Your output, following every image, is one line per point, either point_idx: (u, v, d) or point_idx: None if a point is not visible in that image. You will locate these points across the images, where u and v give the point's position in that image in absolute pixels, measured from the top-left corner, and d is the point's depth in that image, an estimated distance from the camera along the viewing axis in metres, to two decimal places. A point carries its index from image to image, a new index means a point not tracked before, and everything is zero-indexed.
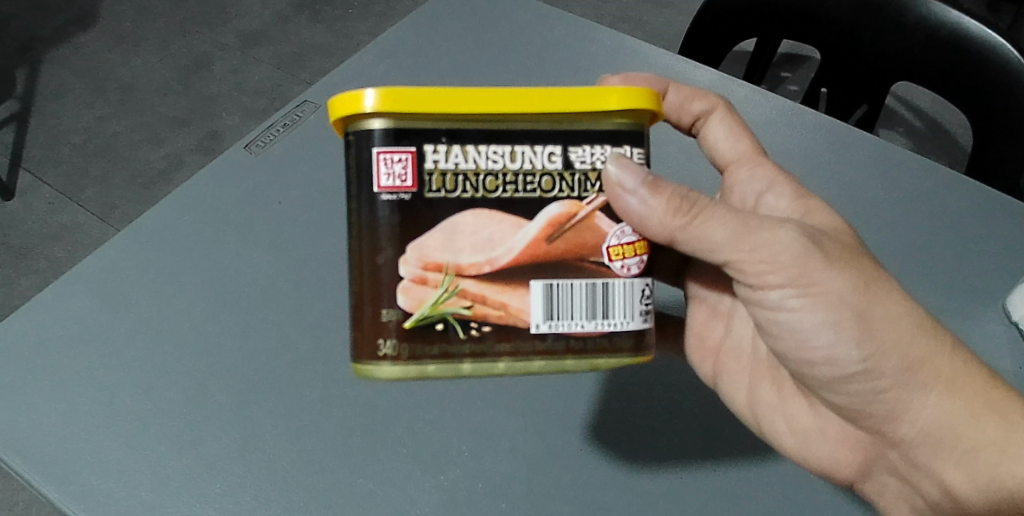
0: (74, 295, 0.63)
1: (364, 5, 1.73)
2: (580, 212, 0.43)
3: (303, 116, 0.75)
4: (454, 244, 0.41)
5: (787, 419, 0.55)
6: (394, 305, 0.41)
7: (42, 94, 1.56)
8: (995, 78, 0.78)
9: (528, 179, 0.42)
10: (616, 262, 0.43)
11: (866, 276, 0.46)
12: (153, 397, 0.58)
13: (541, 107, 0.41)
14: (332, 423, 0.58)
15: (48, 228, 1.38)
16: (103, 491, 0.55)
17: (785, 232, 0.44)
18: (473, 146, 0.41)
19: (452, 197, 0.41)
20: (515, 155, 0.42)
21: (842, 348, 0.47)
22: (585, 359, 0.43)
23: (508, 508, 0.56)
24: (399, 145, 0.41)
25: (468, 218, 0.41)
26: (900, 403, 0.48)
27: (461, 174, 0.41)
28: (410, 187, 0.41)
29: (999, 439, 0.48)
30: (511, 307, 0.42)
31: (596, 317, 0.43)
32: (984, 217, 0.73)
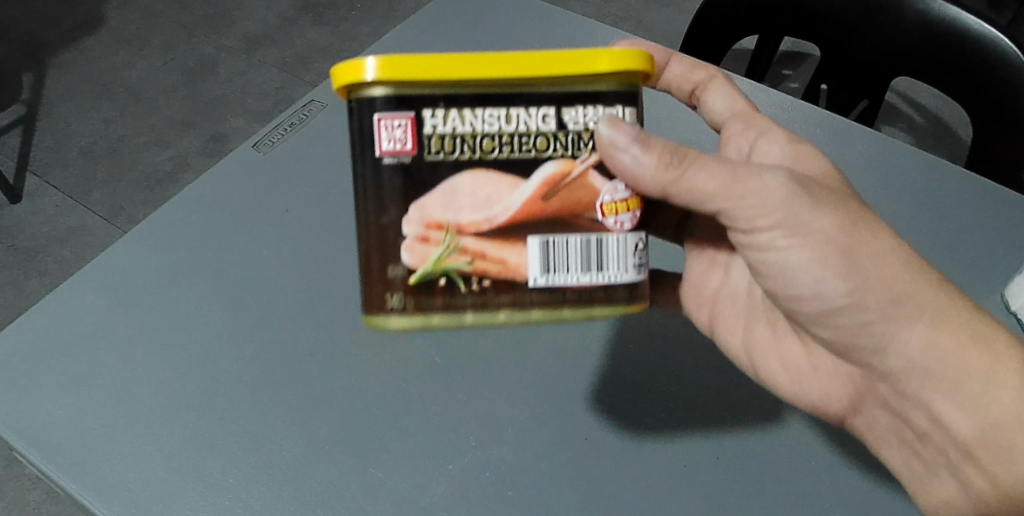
0: (86, 291, 0.64)
1: (367, 8, 1.75)
2: (574, 171, 0.44)
3: (310, 115, 0.77)
4: (453, 204, 0.43)
5: (781, 359, 0.57)
6: (400, 262, 0.44)
7: (48, 98, 1.57)
8: (994, 72, 0.79)
9: (523, 140, 0.43)
10: (610, 218, 0.45)
11: (852, 215, 0.47)
12: (167, 389, 0.59)
13: (534, 71, 0.42)
14: (342, 413, 0.58)
15: (54, 231, 1.38)
16: (121, 483, 0.55)
17: (774, 176, 0.46)
18: (470, 109, 0.43)
19: (451, 158, 0.43)
20: (510, 117, 0.43)
21: (826, 281, 0.48)
22: (582, 309, 0.45)
23: (514, 496, 0.55)
24: (400, 111, 0.42)
25: (466, 179, 0.43)
26: (885, 336, 0.49)
27: (458, 136, 0.43)
28: (410, 151, 0.43)
29: (988, 367, 0.48)
30: (510, 262, 0.44)
31: (592, 271, 0.45)
32: (984, 209, 0.74)
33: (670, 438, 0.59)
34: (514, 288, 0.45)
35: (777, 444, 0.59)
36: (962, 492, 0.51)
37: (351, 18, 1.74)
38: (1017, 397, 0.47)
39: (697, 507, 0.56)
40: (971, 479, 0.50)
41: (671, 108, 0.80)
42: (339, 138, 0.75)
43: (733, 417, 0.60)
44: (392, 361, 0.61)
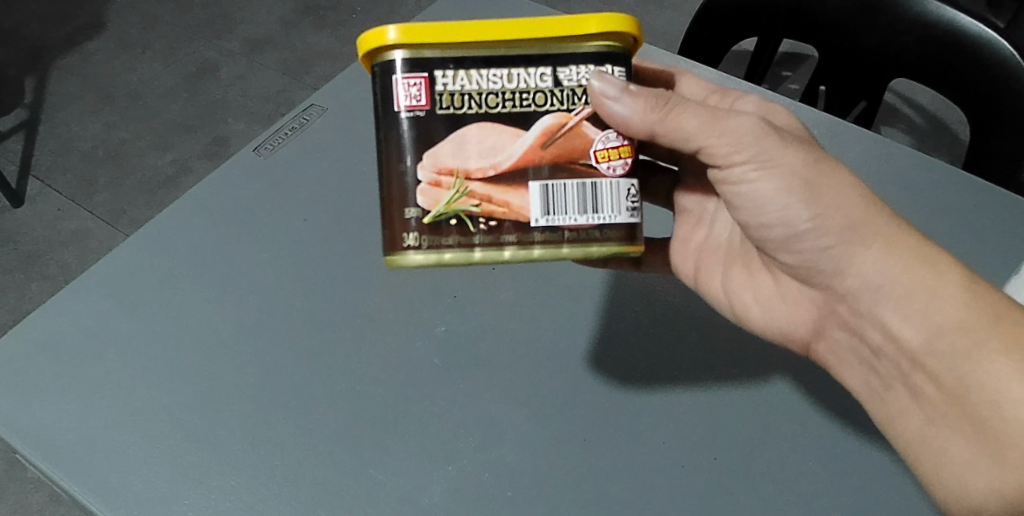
0: (91, 294, 0.65)
1: (368, 12, 1.77)
2: (568, 123, 0.47)
3: (310, 120, 0.78)
4: (462, 152, 0.46)
5: (754, 291, 0.60)
6: (414, 204, 0.46)
7: (51, 102, 1.58)
8: (991, 71, 0.80)
9: (524, 97, 0.46)
10: (603, 164, 0.48)
11: (815, 153, 0.50)
12: (170, 390, 0.59)
13: (536, 32, 0.46)
14: (343, 414, 0.58)
15: (56, 235, 1.38)
16: (122, 485, 0.55)
17: (747, 118, 0.49)
18: (476, 70, 0.46)
19: (461, 113, 0.46)
20: (511, 76, 0.46)
21: (789, 208, 0.50)
22: (580, 249, 0.47)
23: (513, 496, 0.55)
24: (414, 71, 0.46)
25: (473, 131, 0.46)
26: (845, 260, 0.51)
27: (466, 94, 0.46)
28: (424, 106, 0.46)
29: (935, 283, 0.49)
30: (514, 205, 0.47)
31: (587, 213, 0.47)
32: (984, 207, 0.73)
33: (675, 436, 0.58)
34: (518, 229, 0.47)
35: (784, 444, 0.58)
36: (914, 402, 0.51)
37: (351, 22, 1.75)
38: (961, 306, 0.49)
39: (702, 507, 0.55)
40: (922, 389, 0.51)
41: None
42: (339, 142, 0.76)
43: (740, 415, 0.59)
44: (393, 361, 0.61)
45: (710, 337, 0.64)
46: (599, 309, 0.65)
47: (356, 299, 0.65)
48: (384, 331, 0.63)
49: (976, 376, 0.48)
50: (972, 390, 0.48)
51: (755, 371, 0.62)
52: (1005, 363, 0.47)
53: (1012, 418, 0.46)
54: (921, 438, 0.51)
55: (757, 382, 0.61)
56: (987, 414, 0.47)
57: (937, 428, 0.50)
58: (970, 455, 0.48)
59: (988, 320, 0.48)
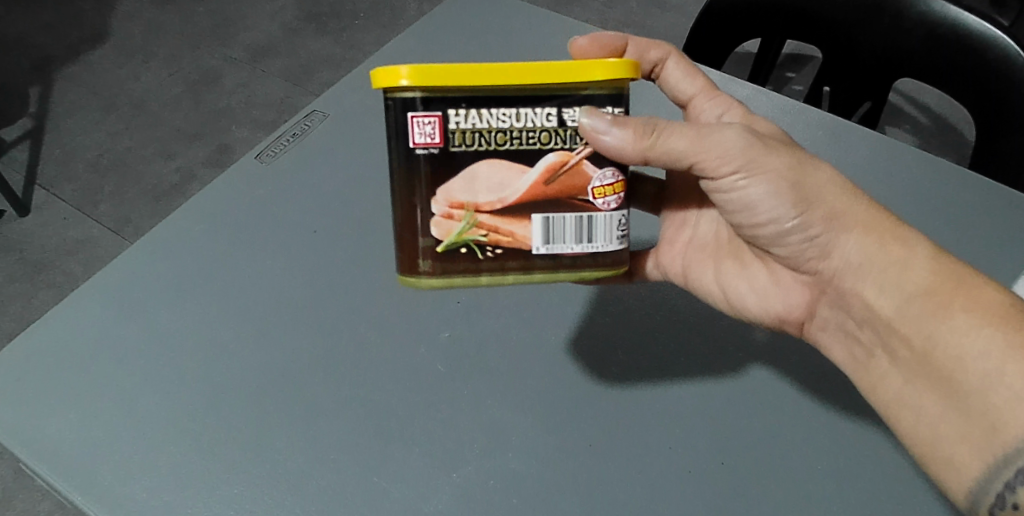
0: (95, 303, 0.65)
1: (370, 18, 1.77)
2: (570, 161, 0.47)
3: (313, 125, 0.78)
4: (473, 187, 0.46)
5: (749, 282, 0.59)
6: (428, 235, 0.47)
7: (56, 111, 1.58)
8: (995, 70, 0.79)
9: (530, 135, 0.46)
10: (599, 200, 0.48)
11: (794, 154, 0.51)
12: (176, 399, 0.59)
13: (544, 78, 0.44)
14: (348, 423, 0.58)
15: (61, 243, 1.38)
16: (126, 493, 0.54)
17: (732, 131, 0.50)
18: (487, 108, 0.45)
19: (471, 151, 0.46)
20: (519, 115, 0.45)
21: (777, 209, 0.51)
22: (575, 274, 0.49)
23: (519, 504, 0.54)
24: (429, 109, 0.44)
25: (483, 167, 0.46)
26: (826, 246, 0.52)
27: (477, 131, 0.45)
28: (438, 143, 0.45)
29: (906, 256, 0.50)
30: (517, 235, 0.47)
31: (582, 241, 0.48)
32: (992, 207, 0.73)
33: (683, 441, 0.57)
34: (522, 257, 0.48)
35: (792, 449, 0.57)
36: (892, 367, 0.51)
37: (353, 28, 1.76)
38: (928, 274, 0.49)
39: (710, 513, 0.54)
40: (897, 352, 0.50)
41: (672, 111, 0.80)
42: (341, 148, 0.76)
43: (748, 420, 0.59)
44: (398, 368, 0.61)
45: (717, 342, 0.63)
46: (606, 316, 0.65)
47: (359, 306, 0.64)
48: (388, 339, 0.62)
49: (941, 333, 0.47)
50: (938, 347, 0.47)
51: (763, 376, 0.61)
52: (965, 319, 0.47)
53: (974, 370, 0.46)
54: (899, 399, 0.50)
55: (762, 389, 0.60)
56: (952, 369, 0.47)
57: (913, 387, 0.49)
58: (939, 411, 0.48)
59: (952, 283, 0.48)
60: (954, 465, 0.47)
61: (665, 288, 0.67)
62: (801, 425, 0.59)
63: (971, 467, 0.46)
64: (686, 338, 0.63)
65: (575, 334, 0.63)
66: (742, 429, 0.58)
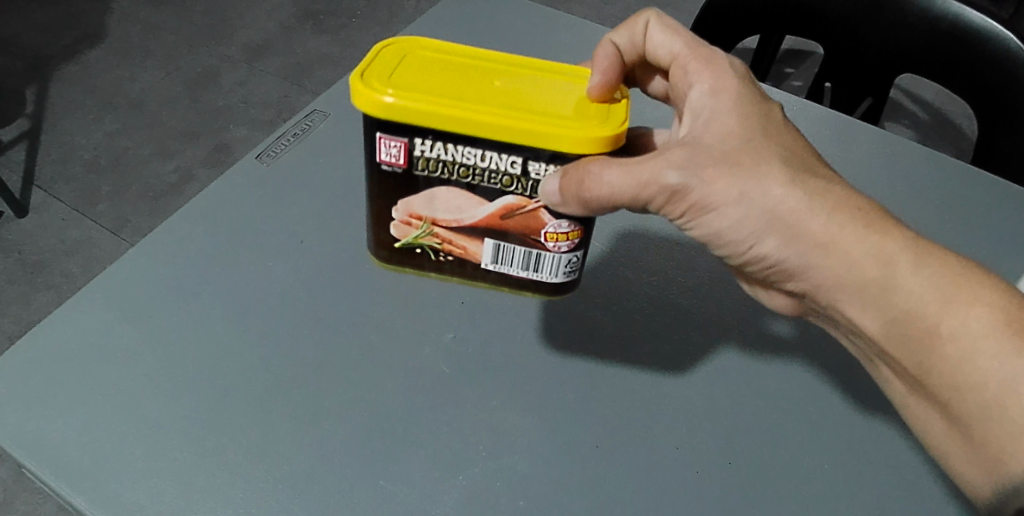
0: (94, 306, 0.64)
1: (368, 13, 1.81)
2: (529, 206, 0.54)
3: (313, 125, 0.78)
4: (432, 206, 0.55)
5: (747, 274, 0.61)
6: (390, 232, 0.58)
7: (53, 111, 1.58)
8: (997, 65, 0.79)
9: (492, 175, 0.52)
10: (550, 243, 0.56)
11: (745, 182, 0.50)
12: (177, 404, 0.58)
13: (509, 136, 0.50)
14: (351, 426, 0.57)
15: (60, 245, 1.37)
16: (128, 499, 0.54)
17: (673, 169, 0.51)
18: (452, 144, 0.51)
19: (434, 177, 0.53)
20: (484, 157, 0.51)
21: (736, 241, 0.52)
22: (516, 289, 0.61)
23: (525, 505, 0.54)
24: (397, 136, 0.51)
25: (444, 192, 0.54)
26: (795, 272, 0.52)
27: (440, 161, 0.52)
28: (401, 164, 0.53)
29: (883, 278, 0.48)
30: (469, 249, 0.58)
31: (527, 269, 0.58)
32: (993, 204, 0.73)
33: (688, 442, 0.57)
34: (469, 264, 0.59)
35: (794, 450, 0.58)
36: (897, 377, 0.52)
37: (351, 27, 1.77)
38: (913, 297, 0.48)
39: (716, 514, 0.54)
40: (897, 368, 0.51)
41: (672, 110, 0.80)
42: (341, 150, 0.76)
43: (750, 421, 0.59)
44: (401, 371, 0.60)
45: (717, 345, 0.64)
46: (610, 317, 0.64)
47: (362, 307, 0.64)
48: (391, 341, 0.62)
49: (931, 361, 0.48)
50: (931, 373, 0.48)
51: (765, 378, 0.62)
52: (954, 348, 0.46)
53: (971, 400, 0.46)
54: (909, 406, 0.53)
55: (761, 391, 0.61)
56: (949, 396, 0.47)
57: (918, 402, 0.51)
58: (946, 428, 0.50)
59: (937, 306, 0.47)
60: (967, 479, 0.49)
61: (667, 292, 0.67)
62: (803, 428, 0.59)
63: (981, 486, 0.48)
64: (687, 339, 0.63)
65: (579, 335, 0.63)
66: (745, 431, 0.58)
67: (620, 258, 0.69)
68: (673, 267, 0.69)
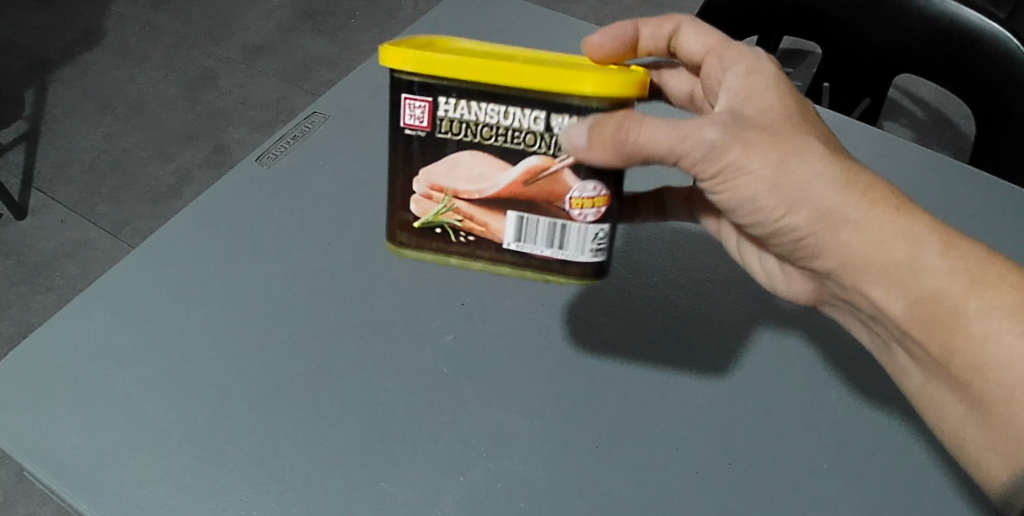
0: (95, 309, 0.64)
1: (366, 14, 1.80)
2: (552, 167, 0.49)
3: (313, 127, 0.78)
4: (453, 174, 0.50)
5: (766, 258, 0.63)
6: (408, 211, 0.53)
7: (51, 113, 1.58)
8: (995, 67, 0.80)
9: (516, 135, 0.49)
10: (575, 210, 0.50)
11: (781, 150, 0.50)
12: (177, 406, 0.58)
13: (539, 84, 0.46)
14: (352, 427, 0.57)
15: (59, 247, 1.37)
16: (129, 502, 0.54)
17: (712, 132, 0.49)
18: (476, 101, 0.48)
19: (457, 139, 0.49)
20: (508, 113, 0.48)
21: (763, 210, 0.51)
22: (544, 275, 0.53)
23: (526, 507, 0.54)
24: (419, 94, 0.48)
25: (465, 156, 0.50)
26: (819, 246, 0.51)
27: (464, 123, 0.49)
28: (424, 127, 0.49)
29: (912, 256, 0.49)
30: (491, 226, 0.52)
31: (553, 246, 0.52)
32: (991, 204, 0.73)
33: (688, 441, 0.58)
34: (493, 247, 0.53)
35: (794, 449, 0.58)
36: (914, 363, 0.53)
37: (350, 28, 1.77)
38: (941, 277, 0.48)
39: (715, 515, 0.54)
40: (916, 352, 0.51)
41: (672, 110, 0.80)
42: (342, 151, 0.76)
43: (751, 420, 0.59)
44: (402, 372, 0.60)
45: (718, 343, 0.63)
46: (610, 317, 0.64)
47: (362, 309, 0.64)
48: (391, 342, 0.62)
49: (957, 343, 0.48)
50: (955, 355, 0.48)
51: (767, 376, 0.62)
52: (981, 326, 0.47)
53: (994, 381, 0.46)
54: (925, 393, 0.53)
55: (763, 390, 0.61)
56: (972, 378, 0.47)
57: (936, 387, 0.51)
58: (964, 414, 0.50)
59: (967, 286, 0.48)
60: (983, 466, 0.50)
61: (667, 291, 0.67)
62: (804, 425, 0.59)
63: (1000, 473, 0.49)
64: (687, 338, 0.63)
65: (580, 336, 0.63)
66: (745, 431, 0.58)
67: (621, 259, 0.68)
68: (674, 268, 0.69)
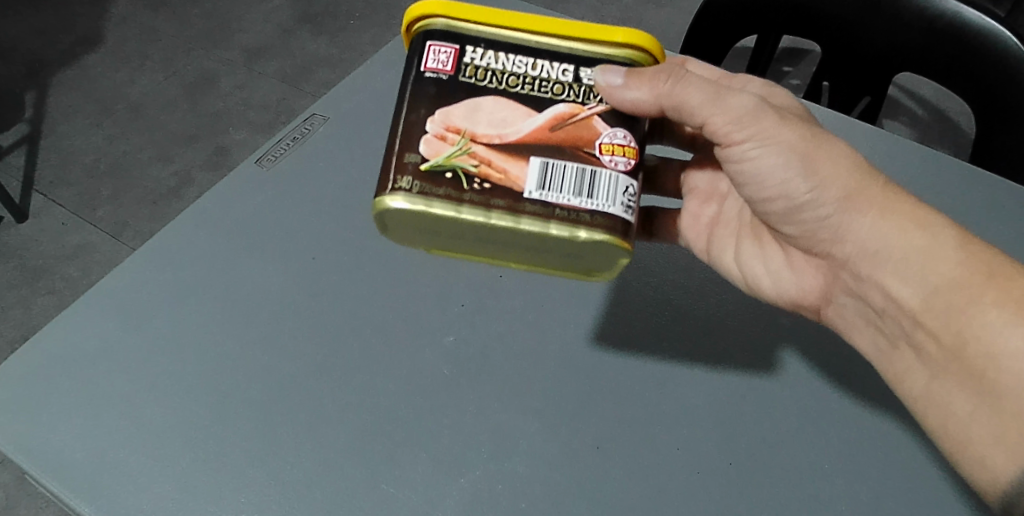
0: (96, 312, 0.64)
1: (365, 15, 1.80)
2: (581, 114, 0.50)
3: (312, 129, 0.78)
4: (473, 117, 0.50)
5: (765, 263, 0.63)
6: (417, 152, 0.49)
7: (52, 117, 1.58)
8: (997, 65, 0.80)
9: (543, 84, 0.50)
10: (605, 156, 0.49)
11: (812, 128, 0.54)
12: (179, 408, 0.58)
13: (569, 32, 0.51)
14: (353, 428, 0.58)
15: (60, 249, 1.37)
16: (132, 504, 0.54)
17: (748, 97, 0.54)
18: (504, 53, 0.51)
19: (481, 85, 0.50)
20: (535, 65, 0.51)
21: (790, 182, 0.54)
22: (568, 229, 0.48)
23: (528, 507, 0.54)
24: (447, 41, 0.51)
25: (488, 101, 0.50)
26: (840, 226, 0.54)
27: (490, 71, 0.51)
28: (448, 71, 0.50)
29: (930, 245, 0.52)
30: (511, 174, 0.49)
31: (581, 196, 0.49)
32: (991, 203, 0.73)
33: (689, 441, 0.58)
34: (510, 196, 0.49)
35: (795, 448, 0.58)
36: (919, 361, 0.54)
37: (349, 29, 1.77)
38: (957, 266, 0.51)
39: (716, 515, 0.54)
40: (923, 346, 0.53)
41: None
42: (341, 151, 0.76)
43: (752, 420, 0.59)
44: (402, 373, 0.60)
45: (719, 342, 0.63)
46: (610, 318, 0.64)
47: (362, 310, 0.64)
48: (391, 344, 0.62)
49: (971, 331, 0.50)
50: (968, 343, 0.51)
51: (768, 375, 0.61)
52: (998, 316, 0.50)
53: (1008, 369, 0.49)
54: (927, 395, 0.54)
55: (763, 389, 0.60)
56: (984, 368, 0.50)
57: (940, 383, 0.53)
58: (970, 408, 0.51)
59: (982, 278, 0.51)
60: (986, 467, 0.50)
61: (668, 289, 0.66)
62: (805, 424, 0.59)
63: (1006, 471, 0.49)
64: (688, 336, 0.63)
65: (579, 336, 0.63)
66: (746, 430, 0.58)
67: None
68: (671, 266, 0.68)
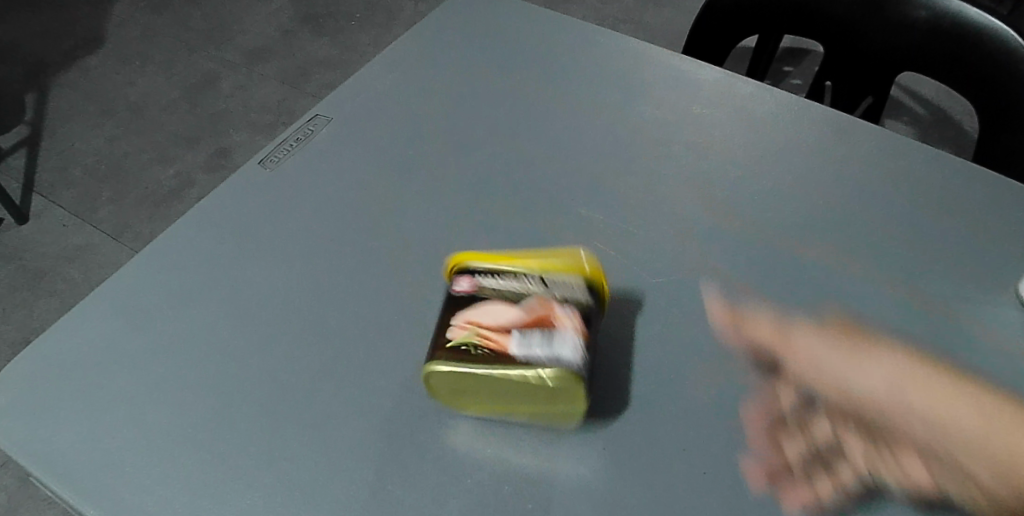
0: (99, 314, 0.64)
1: (366, 16, 1.81)
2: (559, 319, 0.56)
3: (315, 130, 0.78)
4: (485, 316, 0.56)
5: (859, 373, 0.61)
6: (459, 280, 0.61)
7: (52, 118, 1.58)
8: (999, 62, 0.79)
9: (526, 284, 0.59)
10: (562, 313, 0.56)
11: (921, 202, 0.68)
12: (183, 410, 0.58)
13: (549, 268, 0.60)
14: (358, 429, 0.57)
15: (61, 250, 1.37)
16: (135, 506, 0.54)
17: None
18: (506, 274, 0.60)
19: (484, 286, 0.59)
20: (522, 281, 0.59)
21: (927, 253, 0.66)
22: None
23: (533, 508, 0.54)
24: (463, 277, 0.60)
25: (490, 311, 0.56)
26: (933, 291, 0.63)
27: (492, 278, 0.59)
28: (467, 286, 0.59)
29: None
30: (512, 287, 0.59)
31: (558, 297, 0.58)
32: (995, 200, 0.73)
33: (695, 442, 0.57)
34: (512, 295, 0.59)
35: (802, 448, 0.57)
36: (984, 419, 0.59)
37: (349, 29, 1.78)
38: None
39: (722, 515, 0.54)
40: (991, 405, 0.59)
41: (674, 110, 0.80)
42: (344, 152, 0.76)
43: (757, 419, 0.59)
44: (407, 374, 0.60)
45: (725, 341, 0.63)
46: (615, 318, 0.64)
47: (366, 311, 0.64)
48: (395, 345, 0.62)
49: None
50: None
51: (773, 374, 0.61)
52: None
53: None
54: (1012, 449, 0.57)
55: (768, 388, 0.60)
56: None
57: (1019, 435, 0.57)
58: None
59: None
60: None
61: (673, 288, 0.66)
62: (812, 423, 0.58)
63: None
64: (693, 336, 0.63)
65: None
66: (752, 430, 0.58)
67: (624, 257, 0.68)
68: (676, 265, 0.68)
